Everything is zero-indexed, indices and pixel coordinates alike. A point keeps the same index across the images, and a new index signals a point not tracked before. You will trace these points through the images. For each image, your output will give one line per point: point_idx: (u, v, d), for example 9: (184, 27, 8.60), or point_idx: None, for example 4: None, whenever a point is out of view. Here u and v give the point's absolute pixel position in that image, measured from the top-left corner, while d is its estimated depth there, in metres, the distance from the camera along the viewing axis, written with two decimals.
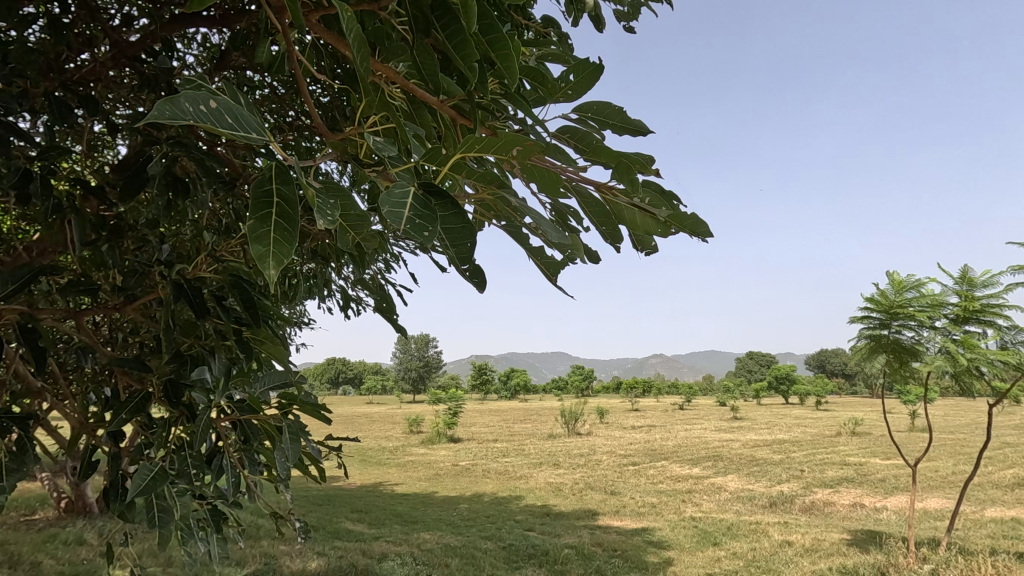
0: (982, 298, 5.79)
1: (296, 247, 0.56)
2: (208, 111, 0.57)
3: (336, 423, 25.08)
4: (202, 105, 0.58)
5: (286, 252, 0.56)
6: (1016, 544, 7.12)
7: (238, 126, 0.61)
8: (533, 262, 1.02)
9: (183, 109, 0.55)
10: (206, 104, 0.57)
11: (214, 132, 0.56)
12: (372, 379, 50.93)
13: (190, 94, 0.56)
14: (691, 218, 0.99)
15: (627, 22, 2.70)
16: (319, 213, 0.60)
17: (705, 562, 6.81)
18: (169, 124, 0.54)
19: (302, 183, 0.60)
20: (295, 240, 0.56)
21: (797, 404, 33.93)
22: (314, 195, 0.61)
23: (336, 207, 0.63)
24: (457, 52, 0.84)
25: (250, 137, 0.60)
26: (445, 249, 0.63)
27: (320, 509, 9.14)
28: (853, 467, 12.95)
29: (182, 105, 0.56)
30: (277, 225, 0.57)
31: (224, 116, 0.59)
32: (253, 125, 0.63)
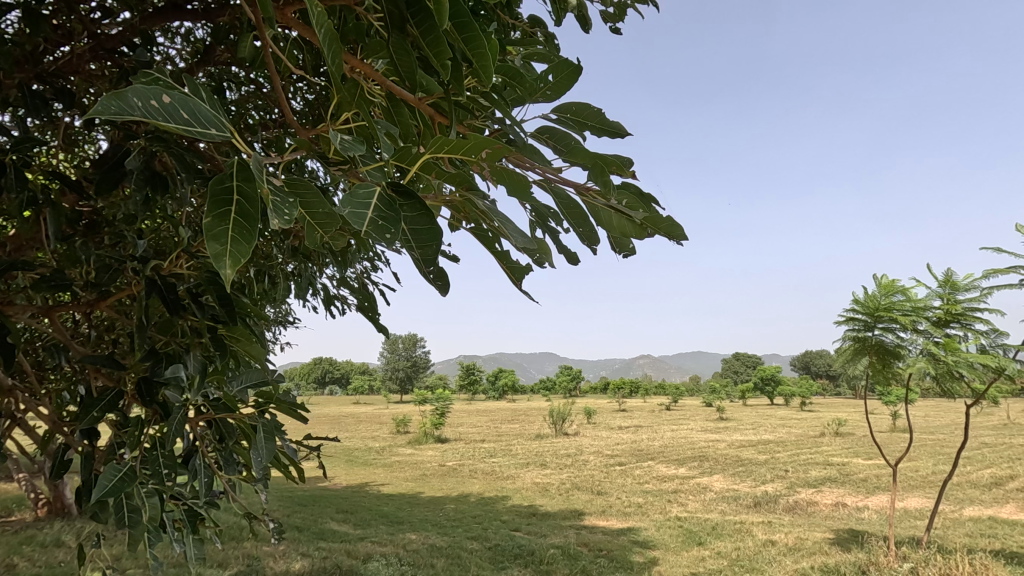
0: (963, 301, 5.89)
1: (255, 246, 0.55)
2: (159, 106, 0.56)
3: (321, 424, 24.94)
4: (154, 100, 0.56)
5: (244, 251, 0.55)
6: (992, 542, 7.26)
7: (194, 122, 0.59)
8: (499, 262, 1.00)
9: (130, 104, 0.54)
10: (155, 99, 0.55)
11: (163, 127, 0.55)
12: (360, 379, 50.71)
13: (139, 88, 0.55)
14: (667, 220, 0.99)
15: (613, 23, 2.72)
16: (276, 212, 0.59)
17: (690, 561, 6.84)
18: (115, 118, 0.53)
19: (267, 183, 0.59)
20: (252, 240, 0.55)
21: (781, 406, 34.37)
22: (272, 194, 0.60)
23: (297, 205, 0.62)
24: (431, 49, 0.83)
25: (207, 132, 0.59)
26: (411, 250, 0.62)
27: (305, 509, 9.07)
28: (836, 467, 13.12)
29: (131, 99, 0.55)
30: (234, 222, 0.56)
31: (178, 112, 0.58)
32: (213, 120, 0.62)
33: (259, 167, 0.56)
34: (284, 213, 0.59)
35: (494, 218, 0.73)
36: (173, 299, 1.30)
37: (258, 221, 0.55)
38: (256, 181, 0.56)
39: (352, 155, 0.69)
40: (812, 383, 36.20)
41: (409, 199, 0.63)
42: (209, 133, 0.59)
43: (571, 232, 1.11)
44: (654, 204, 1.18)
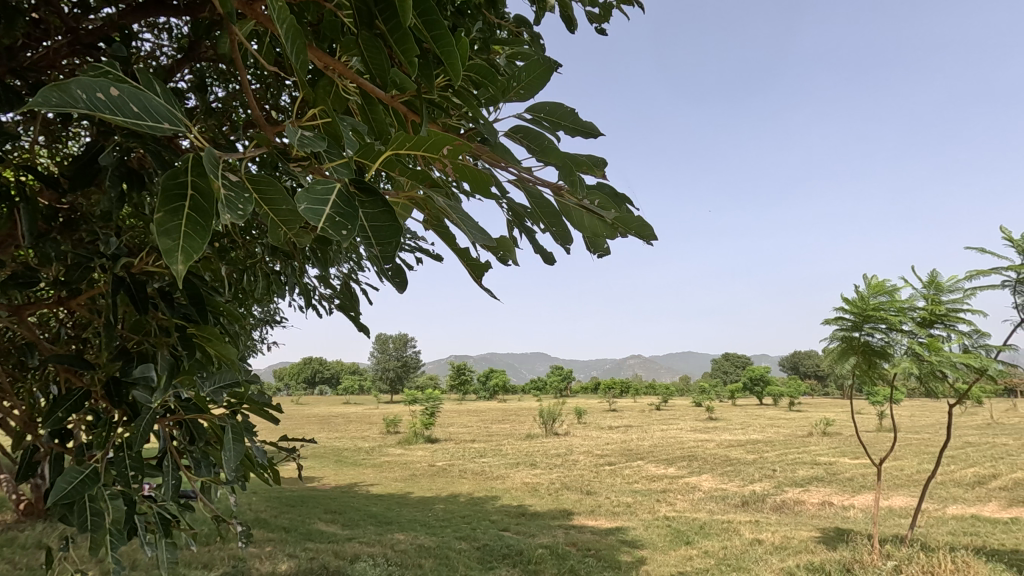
0: (947, 302, 5.97)
1: (207, 244, 0.55)
2: (107, 97, 0.57)
3: (311, 424, 24.80)
4: (102, 92, 0.57)
5: (197, 247, 0.55)
6: (974, 540, 7.36)
7: (145, 115, 0.61)
8: (461, 258, 0.99)
9: (74, 96, 0.54)
10: (104, 92, 0.57)
11: (106, 118, 0.55)
12: (350, 379, 50.51)
13: (83, 79, 0.56)
14: (637, 221, 1.01)
15: (599, 24, 2.73)
16: (230, 206, 0.59)
17: (677, 561, 6.86)
18: (54, 108, 0.53)
19: (225, 179, 0.60)
20: (206, 237, 0.55)
21: (770, 406, 34.65)
22: (225, 190, 0.60)
23: (252, 200, 0.62)
24: (398, 46, 0.83)
25: (159, 126, 0.60)
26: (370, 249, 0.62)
27: (293, 509, 9.01)
28: (823, 466, 13.25)
29: (74, 90, 0.55)
30: (189, 216, 0.56)
31: (128, 104, 0.59)
32: (164, 113, 0.63)
33: (214, 161, 0.57)
34: (239, 209, 0.59)
35: (456, 212, 0.73)
36: (142, 297, 1.31)
37: (211, 218, 0.56)
38: (210, 176, 0.56)
39: (311, 151, 0.68)
40: (800, 384, 36.51)
41: (371, 195, 0.64)
42: (160, 126, 0.61)
43: (545, 231, 1.12)
44: (628, 205, 1.19)
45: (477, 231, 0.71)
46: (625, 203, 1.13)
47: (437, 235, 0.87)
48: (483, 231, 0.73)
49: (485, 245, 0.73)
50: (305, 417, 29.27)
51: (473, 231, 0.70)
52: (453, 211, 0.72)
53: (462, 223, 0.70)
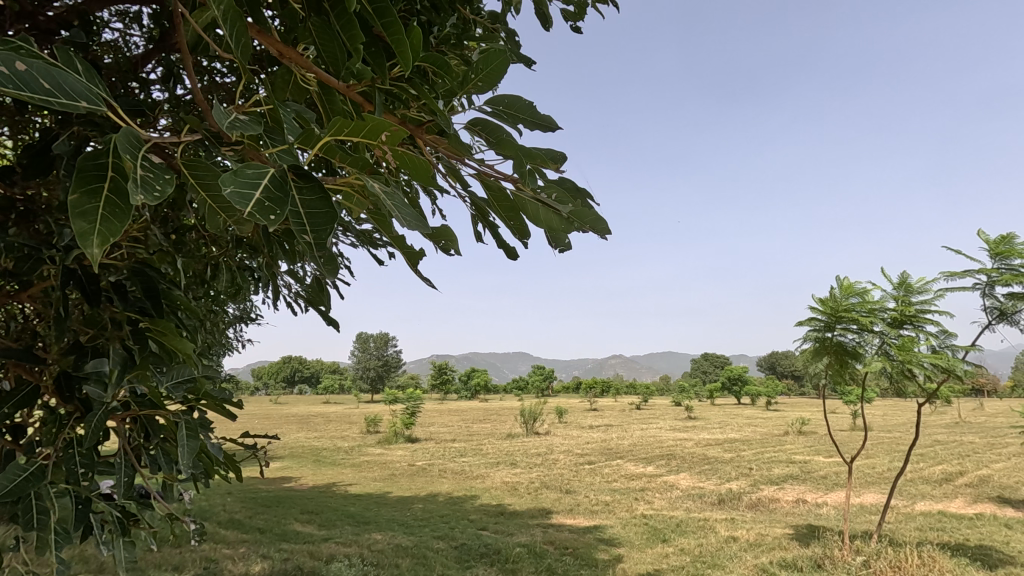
0: (917, 303, 6.10)
1: (123, 226, 0.59)
2: (13, 74, 0.61)
3: (289, 424, 24.45)
4: (11, 68, 0.62)
5: (114, 230, 0.59)
6: (941, 536, 7.55)
7: (61, 92, 0.65)
8: (405, 250, 0.99)
9: None
10: (9, 68, 0.61)
11: (7, 91, 0.59)
12: (331, 379, 50.06)
13: None
14: (592, 215, 1.03)
15: (574, 22, 2.74)
16: (146, 187, 0.60)
17: (653, 558, 6.91)
18: None
19: (147, 162, 0.63)
20: (123, 220, 0.58)
21: (748, 406, 35.15)
22: (144, 169, 0.62)
23: (173, 182, 0.64)
24: (346, 34, 0.85)
25: (69, 102, 0.65)
26: (299, 234, 0.62)
27: (268, 510, 8.88)
28: (798, 465, 13.48)
29: None
30: (108, 200, 0.60)
31: (37, 80, 0.63)
32: (84, 92, 0.67)
33: (130, 142, 0.60)
34: (155, 189, 0.61)
35: (395, 199, 0.73)
36: (94, 289, 1.29)
37: (129, 199, 0.59)
38: (125, 158, 0.59)
39: (245, 134, 0.68)
40: (776, 384, 37.12)
41: (308, 182, 0.65)
42: (73, 103, 0.65)
43: (503, 225, 1.12)
44: (588, 200, 1.19)
45: (416, 218, 0.70)
46: (582, 197, 1.14)
47: (377, 225, 0.86)
48: (422, 221, 0.72)
49: (427, 234, 0.72)
50: (283, 416, 28.90)
51: (413, 219, 0.69)
52: (391, 198, 0.71)
53: (400, 211, 0.69)
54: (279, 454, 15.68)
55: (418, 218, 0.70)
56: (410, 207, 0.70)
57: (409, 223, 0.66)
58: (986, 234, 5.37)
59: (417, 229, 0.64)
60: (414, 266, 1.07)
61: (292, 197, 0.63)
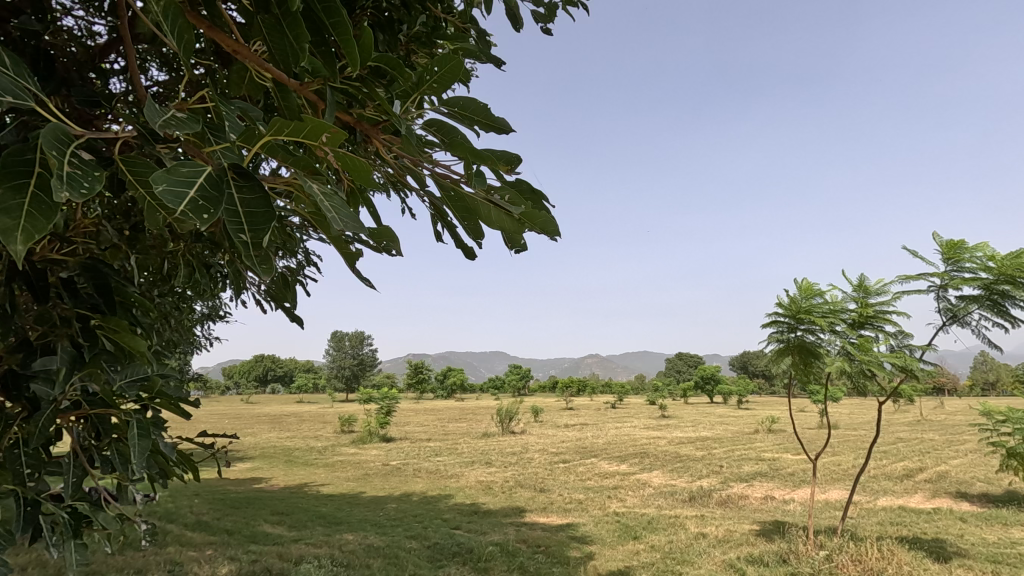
0: (875, 304, 6.29)
1: (50, 222, 0.59)
2: None
3: (260, 424, 24.01)
4: None
5: (41, 227, 0.59)
6: (899, 530, 7.83)
7: None
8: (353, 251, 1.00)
9: None
10: None
11: None
12: (304, 378, 49.28)
13: None
14: (542, 217, 1.05)
15: (544, 24, 2.76)
16: (71, 183, 0.60)
17: (625, 555, 6.99)
18: None
19: (76, 159, 0.64)
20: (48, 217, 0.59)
21: (720, 404, 35.82)
22: (72, 165, 0.62)
23: (102, 178, 0.64)
24: (291, 32, 0.87)
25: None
26: (230, 233, 0.62)
27: (237, 511, 8.71)
28: (767, 462, 13.80)
29: None
30: (35, 196, 0.61)
31: None
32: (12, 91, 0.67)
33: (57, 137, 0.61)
34: (83, 186, 0.61)
35: (333, 199, 0.74)
36: (42, 286, 1.26)
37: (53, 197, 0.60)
38: (52, 152, 0.60)
39: (181, 133, 0.68)
40: (748, 384, 37.90)
41: (248, 182, 0.66)
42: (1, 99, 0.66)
43: (458, 226, 1.13)
44: (544, 202, 1.21)
45: (353, 219, 0.72)
46: (534, 199, 1.16)
47: (320, 226, 0.87)
48: (360, 223, 0.73)
49: (364, 235, 0.73)
50: (254, 416, 28.35)
51: (349, 219, 0.70)
52: (328, 198, 0.72)
53: (338, 210, 0.70)
54: (250, 454, 15.40)
55: (356, 217, 0.71)
56: (348, 208, 0.72)
57: (344, 224, 0.67)
58: (940, 237, 5.53)
59: (353, 232, 0.65)
60: (354, 263, 1.10)
61: (228, 197, 0.64)
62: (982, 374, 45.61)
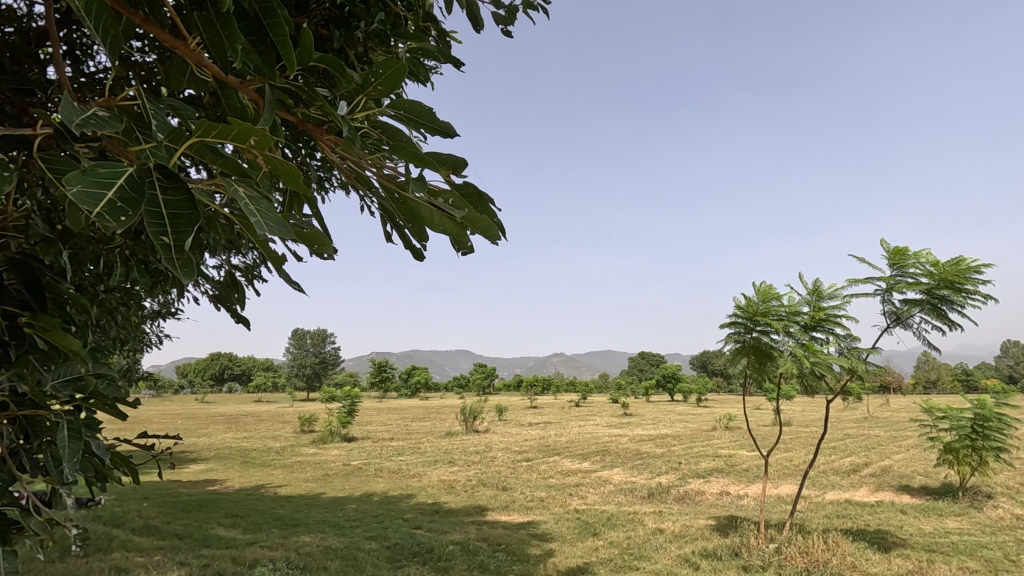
0: (827, 307, 6.55)
1: None
2: None
3: (216, 425, 23.30)
4: None
5: None
6: (844, 523, 8.19)
7: None
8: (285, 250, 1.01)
9: None
10: None
11: None
12: (264, 377, 47.95)
13: None
14: (484, 221, 1.05)
15: (505, 27, 2.78)
16: None
17: (584, 552, 7.08)
18: None
19: None
20: None
21: (681, 403, 36.71)
22: None
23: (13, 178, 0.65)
24: (225, 32, 0.88)
25: None
26: (150, 232, 0.63)
27: (189, 515, 8.43)
28: (723, 458, 14.22)
29: None
30: None
31: None
32: None
33: None
34: None
35: (263, 203, 0.75)
36: None
37: None
38: None
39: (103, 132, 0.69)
40: (707, 382, 39.00)
41: (173, 182, 0.67)
42: None
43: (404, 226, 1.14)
44: (491, 204, 1.22)
45: (281, 224, 0.73)
46: (480, 202, 1.17)
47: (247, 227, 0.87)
48: (289, 226, 0.74)
49: (291, 238, 0.74)
50: (210, 417, 27.42)
51: (276, 223, 0.72)
52: (257, 202, 0.73)
53: (265, 213, 0.72)
54: (205, 455, 14.90)
55: (283, 220, 0.73)
56: (276, 209, 0.73)
57: (269, 229, 0.68)
58: (886, 244, 5.82)
59: (279, 239, 0.66)
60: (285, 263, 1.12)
61: (151, 198, 0.64)
62: (925, 373, 48.18)
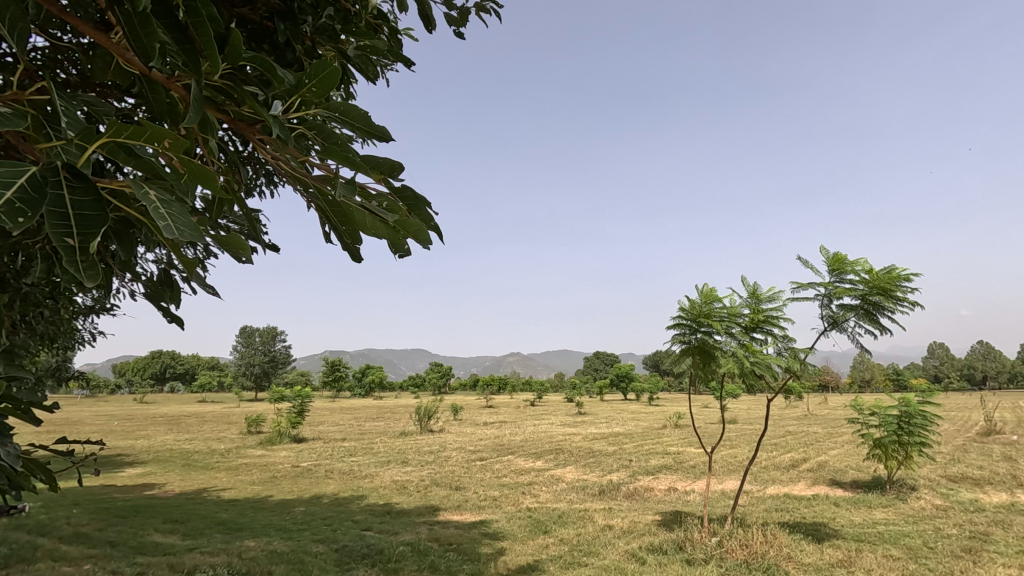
0: (766, 309, 6.86)
1: None
2: None
3: (156, 426, 22.19)
4: None
5: None
6: (782, 516, 8.59)
7: None
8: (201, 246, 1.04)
9: None
10: None
11: None
12: (209, 376, 46.03)
13: None
14: (414, 226, 1.09)
15: (457, 27, 2.78)
16: None
17: (534, 549, 7.15)
18: None
19: None
20: None
21: (634, 401, 37.58)
22: None
23: None
24: (143, 33, 0.87)
25: None
26: (51, 231, 0.68)
27: (124, 521, 8.02)
28: (671, 455, 14.66)
29: None
30: None
31: None
32: None
33: None
34: None
35: (174, 206, 0.84)
36: None
37: None
38: None
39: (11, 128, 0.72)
40: (659, 381, 40.10)
41: (81, 183, 0.72)
42: None
43: (337, 227, 1.17)
44: (427, 207, 1.25)
45: (191, 225, 0.83)
46: (415, 206, 1.20)
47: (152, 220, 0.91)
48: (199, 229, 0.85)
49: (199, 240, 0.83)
50: (149, 418, 26.07)
51: (185, 225, 0.81)
52: (168, 204, 0.83)
53: (176, 217, 0.82)
54: (142, 458, 14.19)
55: (192, 223, 0.82)
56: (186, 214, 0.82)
57: (176, 234, 0.77)
58: (827, 251, 6.13)
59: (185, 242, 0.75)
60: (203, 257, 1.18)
61: (56, 197, 0.70)
62: (860, 373, 51.05)
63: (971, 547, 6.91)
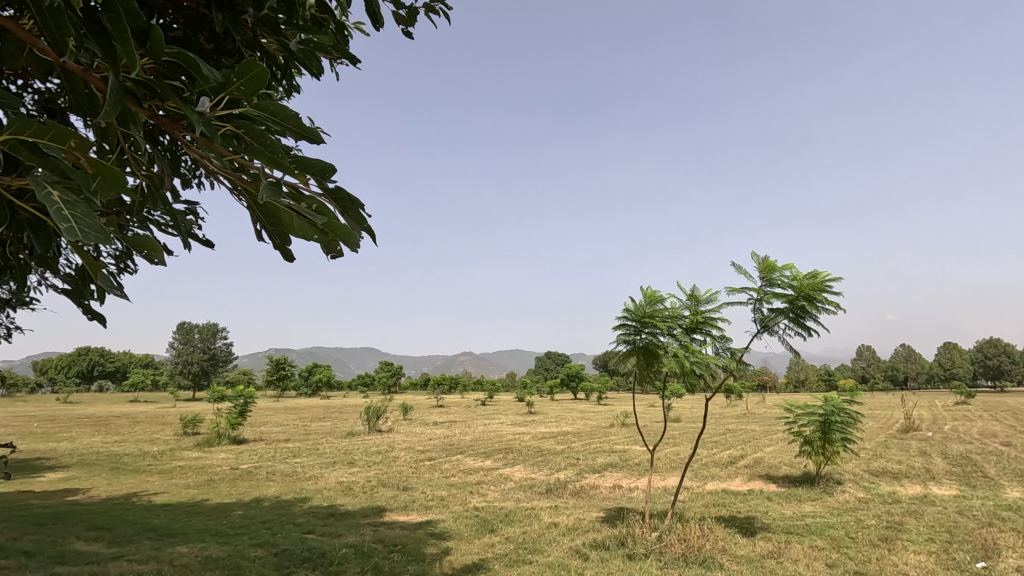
0: (704, 311, 7.13)
1: None
2: None
3: (80, 427, 20.80)
4: None
5: None
6: (718, 511, 8.96)
7: None
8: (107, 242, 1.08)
9: None
10: None
11: None
12: (142, 373, 43.51)
13: None
14: (342, 229, 1.13)
15: (406, 27, 2.78)
16: None
17: (480, 548, 7.18)
18: None
19: None
20: None
21: (584, 401, 38.18)
22: None
23: None
24: (55, 28, 0.87)
25: None
26: None
27: (42, 529, 7.50)
28: (617, 453, 15.02)
29: None
30: None
31: None
32: None
33: None
34: None
35: (78, 207, 0.88)
36: None
37: None
38: None
39: None
40: (608, 381, 40.96)
41: None
42: None
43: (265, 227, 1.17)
44: (359, 209, 1.27)
45: (96, 224, 0.88)
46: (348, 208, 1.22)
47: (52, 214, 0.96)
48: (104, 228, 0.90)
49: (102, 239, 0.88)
50: (72, 419, 24.40)
51: (88, 224, 0.86)
52: (72, 206, 0.88)
53: (80, 218, 0.86)
54: (65, 462, 13.27)
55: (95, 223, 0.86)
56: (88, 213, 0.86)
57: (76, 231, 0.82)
58: (758, 257, 6.43)
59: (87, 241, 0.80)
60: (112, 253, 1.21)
61: None
62: (795, 374, 53.76)
63: (887, 537, 7.41)
